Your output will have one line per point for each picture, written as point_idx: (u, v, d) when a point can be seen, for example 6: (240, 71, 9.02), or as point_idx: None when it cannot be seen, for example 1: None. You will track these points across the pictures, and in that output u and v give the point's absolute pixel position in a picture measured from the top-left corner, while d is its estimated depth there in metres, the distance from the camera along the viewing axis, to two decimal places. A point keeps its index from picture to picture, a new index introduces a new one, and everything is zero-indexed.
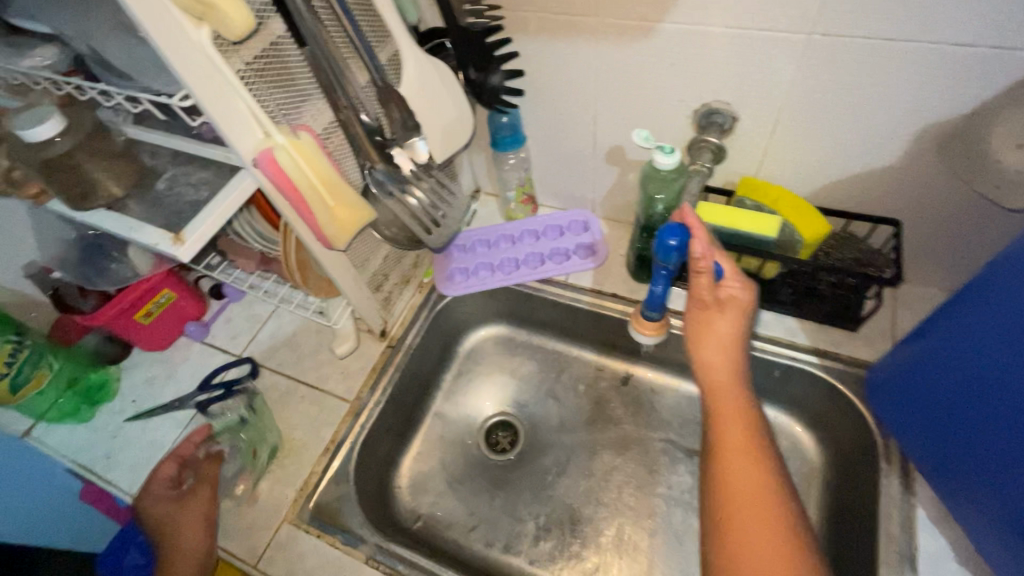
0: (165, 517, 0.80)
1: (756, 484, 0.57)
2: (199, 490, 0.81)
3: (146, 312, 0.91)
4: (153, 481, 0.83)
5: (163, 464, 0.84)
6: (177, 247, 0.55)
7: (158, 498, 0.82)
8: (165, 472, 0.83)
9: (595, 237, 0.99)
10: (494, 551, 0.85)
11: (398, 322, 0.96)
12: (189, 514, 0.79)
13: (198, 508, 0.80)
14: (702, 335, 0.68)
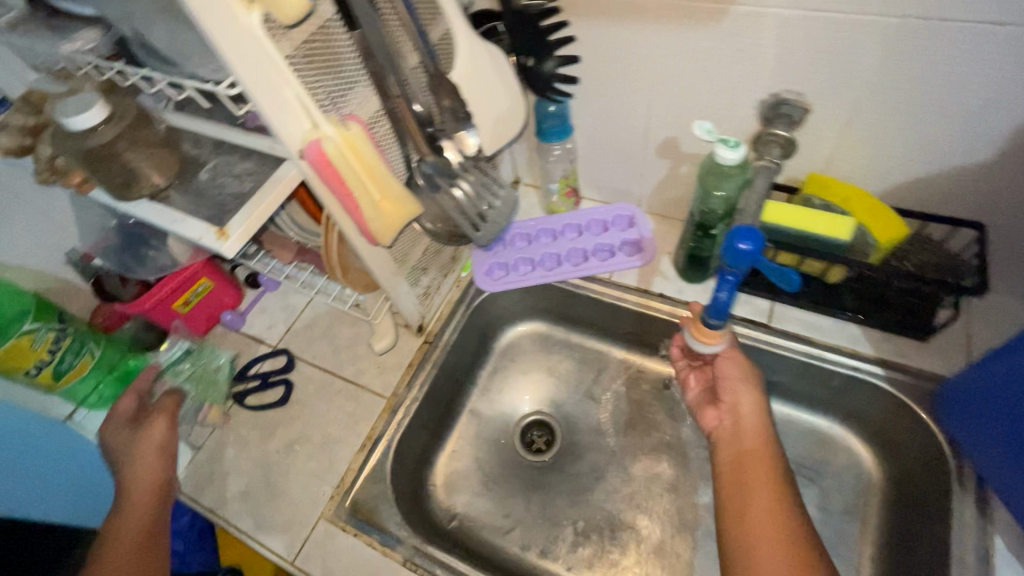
0: (121, 449, 0.76)
1: (768, 496, 0.63)
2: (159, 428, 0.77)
3: (184, 301, 0.90)
4: (116, 414, 0.79)
5: (124, 397, 0.81)
6: (222, 242, 0.53)
7: (117, 431, 0.77)
8: (128, 406, 0.80)
9: (641, 233, 0.95)
10: (531, 555, 0.83)
11: (435, 317, 0.93)
12: (144, 447, 0.75)
13: (155, 445, 0.75)
14: (733, 372, 0.76)
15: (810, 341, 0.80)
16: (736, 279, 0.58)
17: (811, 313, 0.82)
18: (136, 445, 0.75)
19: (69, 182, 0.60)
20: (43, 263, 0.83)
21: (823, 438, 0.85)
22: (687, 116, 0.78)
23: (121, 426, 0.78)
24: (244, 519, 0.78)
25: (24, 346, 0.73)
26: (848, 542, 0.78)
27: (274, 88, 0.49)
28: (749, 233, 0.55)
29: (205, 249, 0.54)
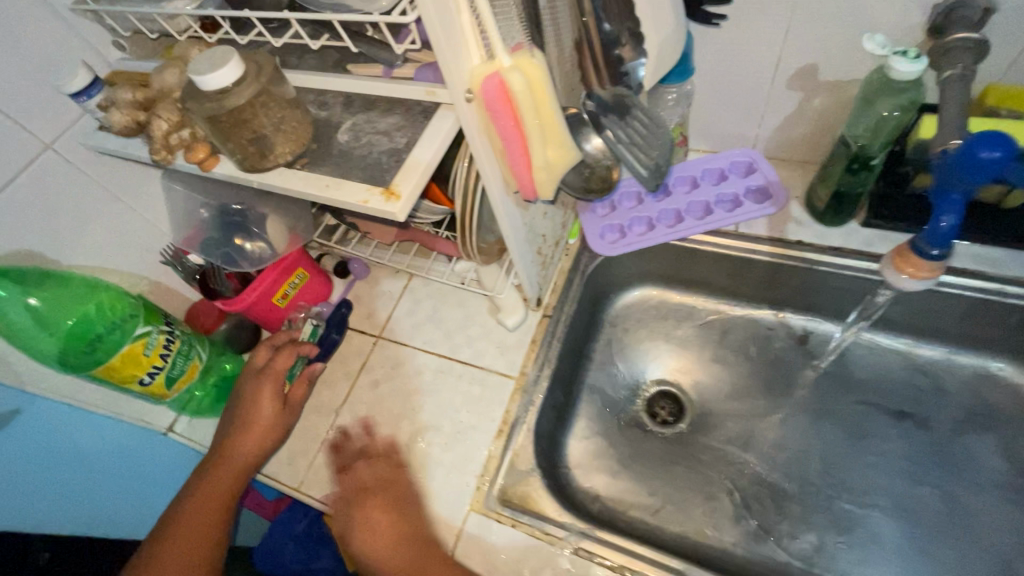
0: (244, 403, 0.75)
1: None
2: (287, 410, 0.77)
3: (282, 294, 0.83)
4: (271, 371, 0.76)
5: (281, 355, 0.77)
6: (392, 204, 0.46)
7: (263, 389, 0.75)
8: (281, 368, 0.76)
9: (766, 177, 0.86)
10: (689, 532, 0.77)
11: (549, 289, 0.86)
12: (264, 422, 0.74)
13: (276, 424, 0.75)
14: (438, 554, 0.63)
15: (985, 277, 0.72)
16: (964, 198, 0.51)
17: (980, 246, 0.73)
18: (255, 415, 0.74)
19: (193, 158, 0.54)
20: (136, 264, 0.77)
21: (995, 383, 0.78)
22: (832, 37, 0.70)
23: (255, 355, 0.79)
24: None
25: (137, 351, 0.68)
26: None
27: (447, 10, 0.42)
28: (999, 138, 0.47)
29: (371, 215, 0.48)
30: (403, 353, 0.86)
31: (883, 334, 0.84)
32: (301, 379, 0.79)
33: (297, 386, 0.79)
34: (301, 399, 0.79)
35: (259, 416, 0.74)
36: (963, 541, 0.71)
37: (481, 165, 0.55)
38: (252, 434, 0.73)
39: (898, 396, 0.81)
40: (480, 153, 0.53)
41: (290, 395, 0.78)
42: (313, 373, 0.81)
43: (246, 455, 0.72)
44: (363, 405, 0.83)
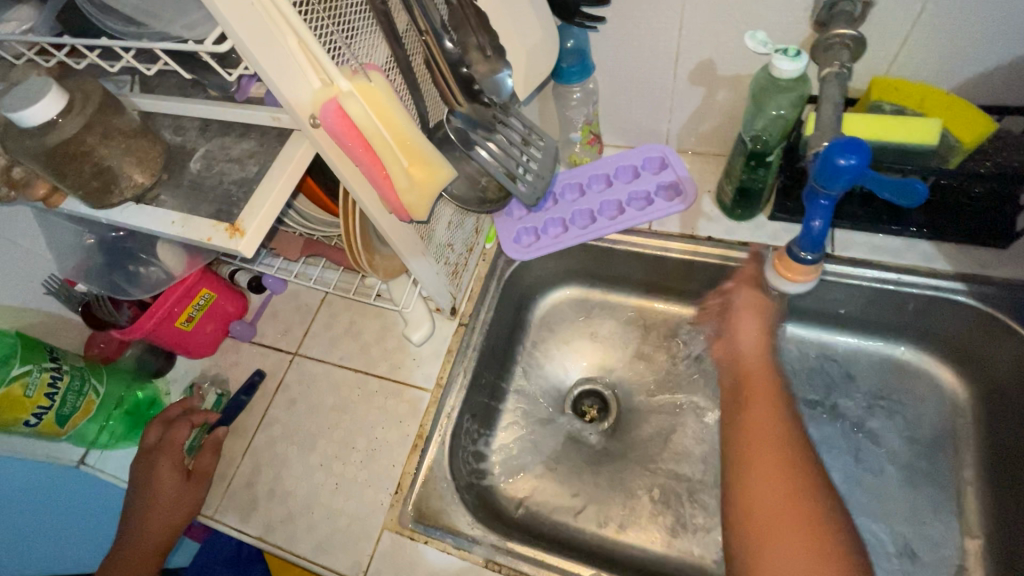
0: (142, 485, 0.73)
1: (776, 501, 0.61)
2: (193, 482, 0.74)
3: (186, 317, 0.81)
4: (166, 446, 0.74)
5: (174, 427, 0.76)
6: (237, 239, 0.44)
7: (160, 466, 0.73)
8: (176, 440, 0.75)
9: (677, 173, 0.86)
10: (609, 531, 0.78)
11: (466, 297, 0.85)
12: (167, 497, 0.72)
13: (182, 497, 0.73)
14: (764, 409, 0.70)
15: (882, 267, 0.74)
16: (831, 202, 0.51)
17: (879, 236, 0.75)
18: (157, 489, 0.72)
19: (34, 195, 0.50)
20: (18, 298, 0.73)
21: (898, 367, 0.80)
22: (725, 33, 0.69)
23: (148, 432, 0.77)
24: (300, 544, 0.72)
25: (17, 395, 0.64)
26: (943, 467, 0.74)
27: (270, 36, 0.39)
28: (855, 145, 0.47)
29: (217, 252, 0.45)
30: (320, 370, 0.84)
31: (796, 323, 0.85)
32: (208, 445, 0.77)
33: (204, 453, 0.77)
34: (210, 466, 0.77)
35: (160, 492, 0.72)
36: (869, 524, 0.73)
37: (353, 184, 0.52)
38: (159, 512, 0.71)
39: (812, 384, 0.83)
40: (349, 175, 0.50)
41: (198, 466, 0.76)
42: (217, 438, 0.78)
43: (159, 529, 0.71)
44: (278, 426, 0.81)
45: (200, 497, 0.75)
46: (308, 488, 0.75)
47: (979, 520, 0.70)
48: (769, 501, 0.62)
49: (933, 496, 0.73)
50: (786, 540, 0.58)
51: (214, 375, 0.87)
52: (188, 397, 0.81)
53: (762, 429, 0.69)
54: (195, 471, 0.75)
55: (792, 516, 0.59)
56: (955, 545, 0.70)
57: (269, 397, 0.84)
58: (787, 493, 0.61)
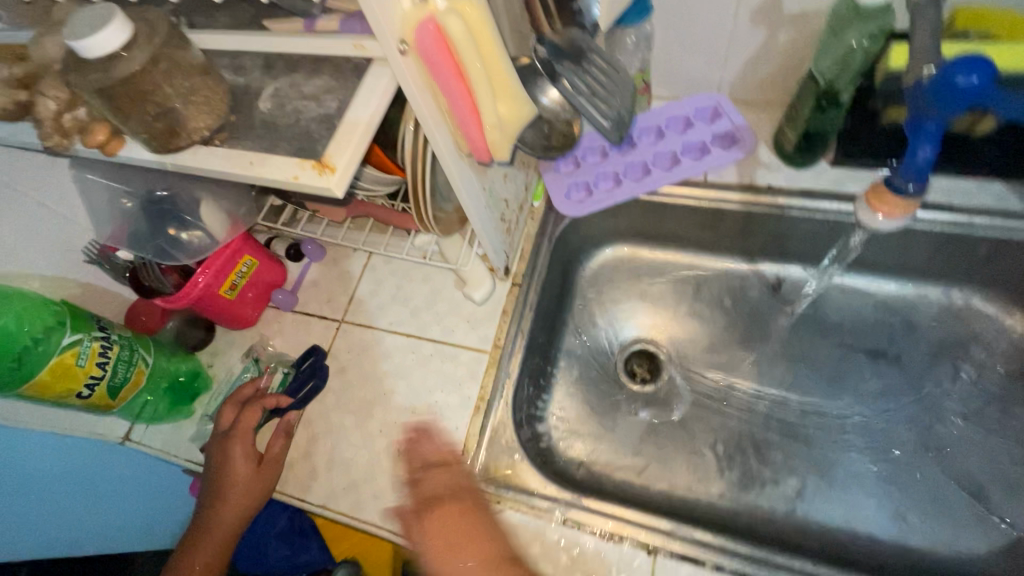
0: (216, 470, 0.70)
1: None
2: (265, 469, 0.71)
3: (231, 285, 0.78)
4: (238, 431, 0.71)
5: (246, 413, 0.72)
6: (327, 177, 0.41)
7: (232, 452, 0.70)
8: (247, 427, 0.72)
9: (732, 122, 0.83)
10: (673, 488, 0.77)
11: (517, 257, 0.82)
12: (241, 483, 0.69)
13: (255, 485, 0.70)
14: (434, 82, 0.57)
15: (954, 210, 0.71)
16: (940, 128, 0.48)
17: (947, 179, 0.73)
18: (232, 477, 0.69)
19: (91, 142, 0.46)
20: (56, 266, 0.69)
21: (963, 314, 0.79)
22: None
23: (225, 411, 0.74)
24: (367, 509, 0.70)
25: (69, 363, 0.61)
26: (1013, 413, 0.73)
27: None
28: (976, 62, 0.44)
29: (303, 192, 0.42)
30: (370, 336, 0.81)
31: (854, 274, 0.84)
32: (281, 432, 0.74)
33: (275, 440, 0.74)
34: (281, 451, 0.74)
35: (233, 478, 0.69)
36: (939, 471, 0.73)
37: (432, 125, 0.49)
38: (232, 500, 0.69)
39: (872, 334, 0.82)
40: (430, 114, 0.47)
41: (270, 453, 0.73)
42: (290, 425, 0.74)
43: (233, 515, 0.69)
44: (331, 394, 0.78)
45: (273, 486, 0.71)
46: (369, 455, 0.73)
47: None
48: None
49: (1005, 441, 0.72)
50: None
51: (261, 345, 0.85)
52: (258, 378, 0.78)
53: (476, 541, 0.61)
54: (268, 458, 0.72)
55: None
56: None
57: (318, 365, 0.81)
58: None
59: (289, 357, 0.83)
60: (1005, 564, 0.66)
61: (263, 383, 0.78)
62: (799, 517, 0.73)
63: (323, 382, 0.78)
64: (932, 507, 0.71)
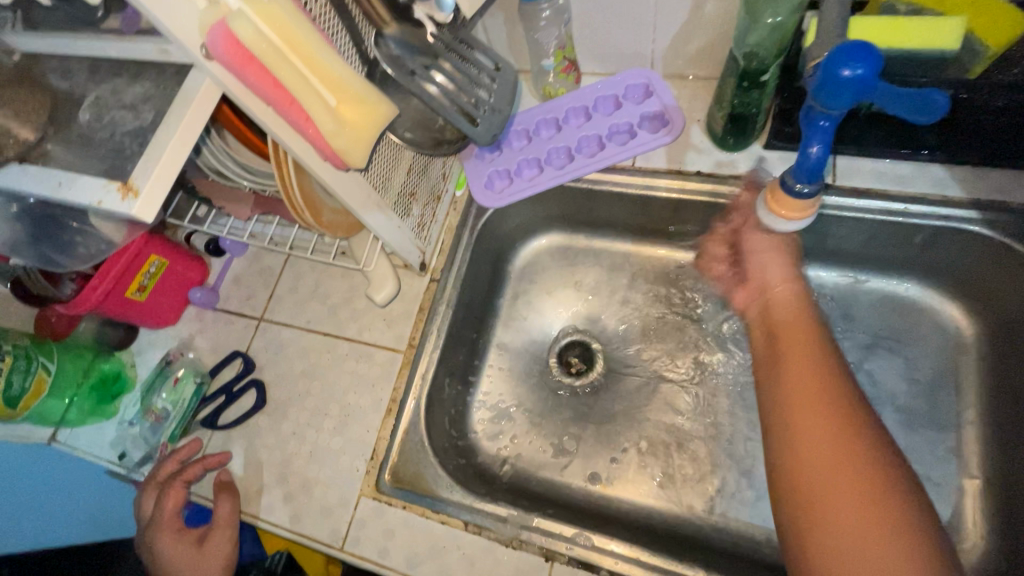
0: (153, 567, 0.65)
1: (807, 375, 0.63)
2: (209, 544, 0.66)
3: (138, 286, 0.76)
4: (162, 517, 0.67)
5: (170, 492, 0.68)
6: (130, 201, 0.37)
7: (161, 544, 0.65)
8: (174, 506, 0.68)
9: (662, 101, 0.77)
10: (594, 485, 0.76)
11: (437, 252, 0.79)
12: (185, 567, 0.64)
13: (207, 560, 0.65)
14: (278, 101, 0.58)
15: (888, 197, 0.67)
16: (831, 124, 0.44)
17: (886, 161, 0.68)
18: (172, 566, 0.64)
19: None
20: None
21: (901, 304, 0.75)
22: None
23: (152, 491, 0.70)
24: (278, 513, 0.70)
25: None
26: (942, 410, 0.70)
27: None
28: (861, 51, 0.39)
29: (113, 216, 0.39)
30: (288, 336, 0.80)
31: None
32: (220, 495, 0.69)
33: (217, 507, 0.68)
34: (227, 518, 0.68)
35: (174, 567, 0.64)
36: None
37: (271, 124, 0.43)
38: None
39: None
40: (262, 113, 0.42)
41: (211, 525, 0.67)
42: (224, 485, 0.70)
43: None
44: (247, 396, 0.77)
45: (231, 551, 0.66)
46: (280, 458, 0.72)
47: (979, 461, 0.67)
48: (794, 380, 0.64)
49: (934, 439, 0.70)
50: (839, 515, 0.52)
51: (182, 346, 0.83)
52: (179, 448, 0.73)
53: (802, 358, 0.65)
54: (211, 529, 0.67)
55: (845, 485, 0.53)
56: (953, 488, 0.67)
57: (236, 369, 0.79)
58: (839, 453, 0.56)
59: (208, 357, 0.81)
60: None
61: (185, 449, 0.72)
62: (717, 514, 0.72)
63: (264, 402, 0.76)
64: None
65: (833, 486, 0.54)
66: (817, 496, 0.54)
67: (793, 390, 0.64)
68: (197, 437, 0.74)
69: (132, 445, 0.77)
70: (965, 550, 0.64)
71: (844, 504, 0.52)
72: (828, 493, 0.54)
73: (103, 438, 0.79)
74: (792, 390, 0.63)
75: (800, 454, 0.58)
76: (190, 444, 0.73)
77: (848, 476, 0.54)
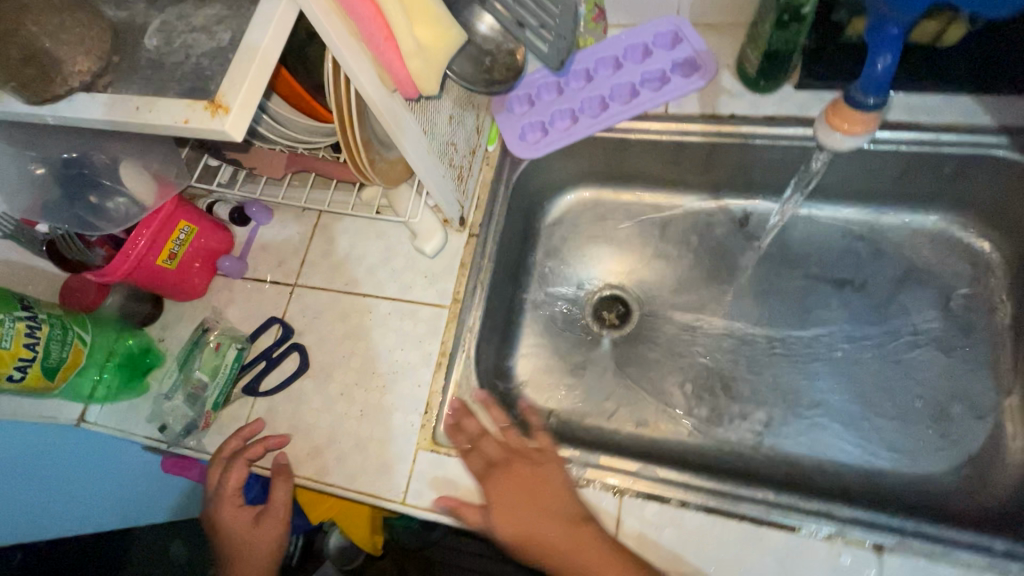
0: (216, 533, 0.67)
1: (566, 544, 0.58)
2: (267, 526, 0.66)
3: (169, 254, 0.73)
4: (223, 493, 0.67)
5: (231, 473, 0.67)
6: (221, 119, 0.36)
7: (226, 515, 0.66)
8: (234, 488, 0.67)
9: (692, 47, 0.77)
10: (643, 430, 0.77)
11: (474, 206, 0.78)
12: (247, 544, 0.66)
13: (262, 540, 0.66)
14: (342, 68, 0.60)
15: (920, 128, 0.68)
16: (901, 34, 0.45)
17: (916, 95, 0.69)
18: (234, 539, 0.66)
19: None
20: None
21: (930, 237, 0.77)
22: None
23: (215, 466, 0.69)
24: (333, 473, 0.69)
25: None
26: (975, 333, 0.73)
27: None
28: None
29: (199, 138, 0.37)
30: (325, 299, 0.78)
31: (823, 203, 0.81)
32: (274, 477, 0.67)
33: (276, 490, 0.67)
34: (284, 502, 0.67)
35: (235, 540, 0.66)
36: (902, 394, 0.73)
37: (364, 82, 0.46)
38: (248, 561, 0.65)
39: (840, 264, 0.80)
40: (359, 73, 0.45)
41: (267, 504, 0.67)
42: (285, 471, 0.68)
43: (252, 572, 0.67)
44: (288, 361, 0.76)
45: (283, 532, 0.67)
46: (330, 420, 0.71)
47: (1015, 378, 0.69)
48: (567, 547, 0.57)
49: (970, 362, 0.72)
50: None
51: (215, 316, 0.81)
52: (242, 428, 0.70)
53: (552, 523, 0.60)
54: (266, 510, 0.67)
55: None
56: (991, 405, 0.70)
57: (275, 335, 0.78)
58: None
59: (242, 326, 0.79)
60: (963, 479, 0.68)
61: (245, 430, 0.70)
62: (766, 448, 0.73)
63: (307, 365, 0.74)
64: (895, 428, 0.71)
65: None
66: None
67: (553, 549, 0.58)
68: (259, 418, 0.71)
69: (171, 418, 0.74)
70: (1010, 461, 0.66)
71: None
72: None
73: (136, 413, 0.77)
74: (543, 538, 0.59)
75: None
76: (256, 425, 0.70)
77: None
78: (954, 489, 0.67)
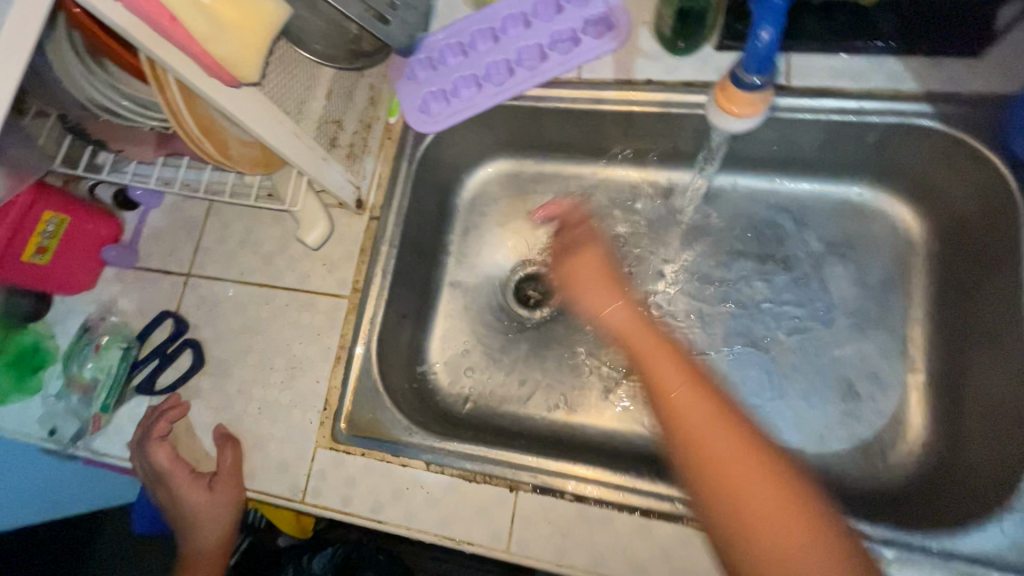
0: (171, 504, 0.66)
1: (734, 448, 0.46)
2: (220, 488, 0.65)
3: (37, 247, 0.67)
4: (161, 469, 0.65)
5: (163, 450, 0.65)
6: None
7: (175, 488, 0.65)
8: (172, 461, 0.65)
9: (606, 2, 0.70)
10: (558, 414, 0.75)
11: (374, 186, 0.73)
12: (205, 506, 0.65)
13: (218, 506, 0.65)
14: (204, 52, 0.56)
15: (842, 95, 0.63)
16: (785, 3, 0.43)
17: (842, 56, 0.64)
18: (189, 507, 0.65)
19: None
20: None
21: (854, 209, 0.74)
22: None
23: (146, 445, 0.66)
24: None
25: None
26: (891, 308, 0.71)
27: None
28: None
29: None
30: (220, 290, 0.73)
31: (747, 172, 0.77)
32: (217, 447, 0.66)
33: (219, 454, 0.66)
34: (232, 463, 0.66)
35: (193, 507, 0.65)
36: (814, 372, 0.72)
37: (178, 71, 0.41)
38: (212, 520, 0.65)
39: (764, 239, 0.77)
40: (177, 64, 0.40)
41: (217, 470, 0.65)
42: (222, 439, 0.67)
43: (219, 534, 0.66)
44: (183, 358, 0.72)
45: (239, 500, 0.66)
46: (227, 419, 0.68)
47: (924, 356, 0.69)
48: (722, 449, 0.46)
49: (882, 339, 0.71)
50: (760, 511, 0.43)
51: (102, 311, 0.76)
52: (164, 402, 0.69)
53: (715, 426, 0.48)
54: (216, 479, 0.65)
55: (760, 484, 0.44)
56: (899, 382, 0.69)
57: (168, 330, 0.73)
58: (740, 442, 0.46)
59: (134, 320, 0.75)
60: (864, 457, 0.68)
61: (166, 407, 0.68)
62: None
63: (202, 362, 0.71)
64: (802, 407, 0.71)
65: (733, 462, 0.45)
66: (752, 522, 0.43)
67: (719, 462, 0.46)
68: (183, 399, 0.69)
69: (64, 420, 0.71)
70: (911, 438, 0.67)
71: (763, 506, 0.43)
72: (736, 496, 0.44)
73: (30, 414, 0.73)
74: (684, 402, 0.50)
75: (723, 479, 0.45)
76: (177, 405, 0.69)
77: (746, 459, 0.45)
78: (856, 469, 0.67)
